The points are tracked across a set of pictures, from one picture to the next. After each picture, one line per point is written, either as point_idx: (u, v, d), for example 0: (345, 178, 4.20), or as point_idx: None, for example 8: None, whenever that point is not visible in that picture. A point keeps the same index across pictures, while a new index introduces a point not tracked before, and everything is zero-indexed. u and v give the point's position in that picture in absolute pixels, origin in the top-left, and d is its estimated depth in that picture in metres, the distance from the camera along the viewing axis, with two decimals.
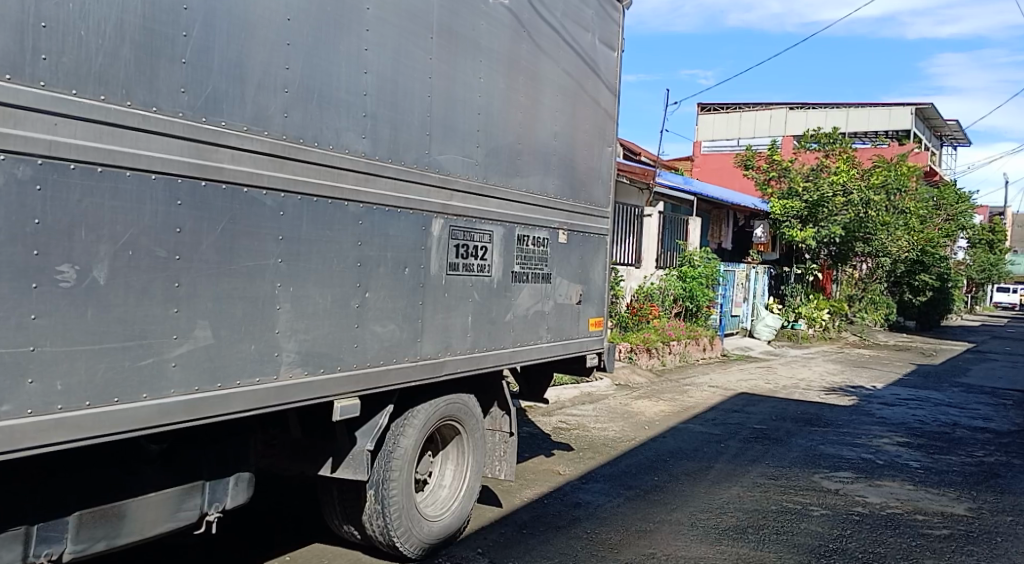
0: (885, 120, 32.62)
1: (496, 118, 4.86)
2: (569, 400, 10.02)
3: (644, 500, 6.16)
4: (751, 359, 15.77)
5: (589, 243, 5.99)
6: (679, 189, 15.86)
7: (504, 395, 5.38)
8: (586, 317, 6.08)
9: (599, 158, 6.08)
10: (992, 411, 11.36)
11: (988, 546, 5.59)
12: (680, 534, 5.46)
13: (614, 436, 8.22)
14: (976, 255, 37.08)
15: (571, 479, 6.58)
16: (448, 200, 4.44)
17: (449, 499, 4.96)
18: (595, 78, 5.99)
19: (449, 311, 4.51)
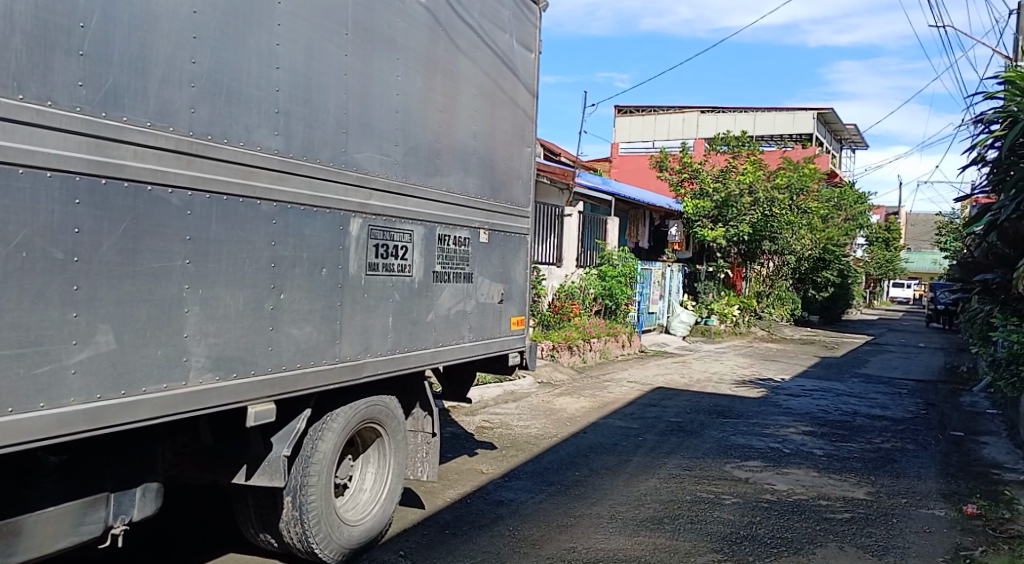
0: (790, 123, 33.76)
1: (414, 116, 4.80)
2: (492, 399, 10.00)
3: (564, 495, 6.20)
4: (668, 354, 16.10)
5: (510, 243, 5.99)
6: (598, 190, 16.07)
7: (426, 396, 5.32)
8: (508, 315, 6.08)
9: (518, 159, 6.09)
10: (889, 400, 11.91)
11: (885, 528, 5.83)
12: (600, 527, 5.51)
13: (536, 433, 8.24)
14: (874, 253, 38.82)
15: (494, 478, 6.57)
16: (366, 200, 4.36)
17: (369, 502, 4.89)
18: (513, 78, 5.98)
19: (368, 312, 4.43)
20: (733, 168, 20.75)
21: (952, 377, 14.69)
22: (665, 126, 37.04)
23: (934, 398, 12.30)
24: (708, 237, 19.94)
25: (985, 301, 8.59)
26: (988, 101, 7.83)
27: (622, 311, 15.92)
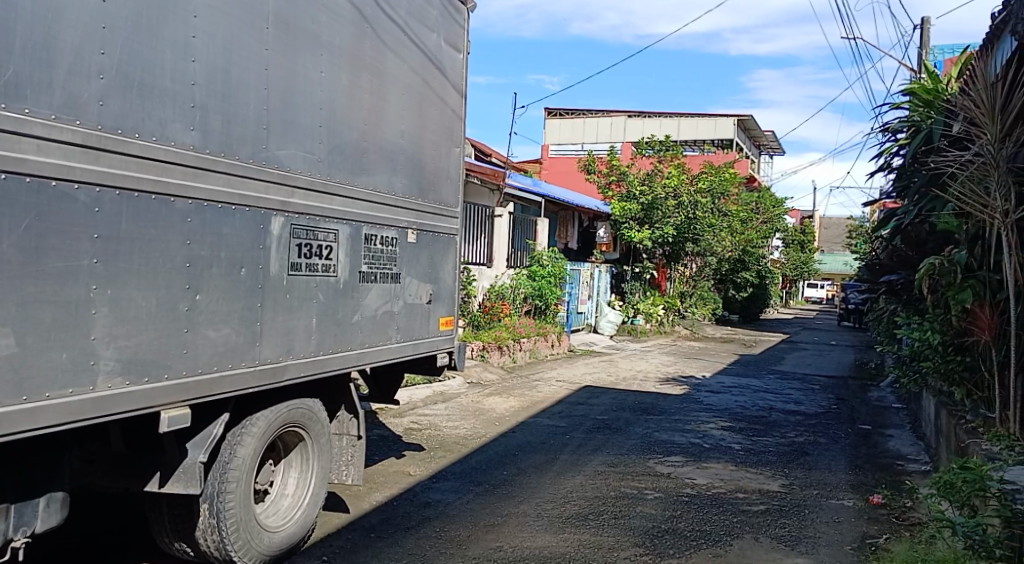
0: (711, 129, 34.51)
1: (339, 114, 4.71)
2: (421, 400, 9.92)
3: (491, 494, 6.19)
4: (595, 353, 16.27)
5: (439, 243, 5.94)
6: (529, 191, 16.13)
7: (352, 398, 5.24)
8: (436, 316, 6.03)
9: (447, 159, 6.04)
10: (802, 395, 12.31)
11: (798, 518, 6.01)
12: (526, 525, 5.52)
13: (465, 434, 8.21)
14: (789, 255, 40.15)
15: (422, 479, 6.52)
16: (289, 198, 4.26)
17: (292, 508, 4.77)
18: (441, 78, 5.94)
19: (291, 313, 4.33)
20: (658, 172, 21.12)
21: (860, 373, 15.29)
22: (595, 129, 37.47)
23: (844, 393, 12.78)
24: (635, 239, 20.27)
25: (892, 300, 8.99)
26: (894, 110, 8.17)
27: (552, 310, 16.03)
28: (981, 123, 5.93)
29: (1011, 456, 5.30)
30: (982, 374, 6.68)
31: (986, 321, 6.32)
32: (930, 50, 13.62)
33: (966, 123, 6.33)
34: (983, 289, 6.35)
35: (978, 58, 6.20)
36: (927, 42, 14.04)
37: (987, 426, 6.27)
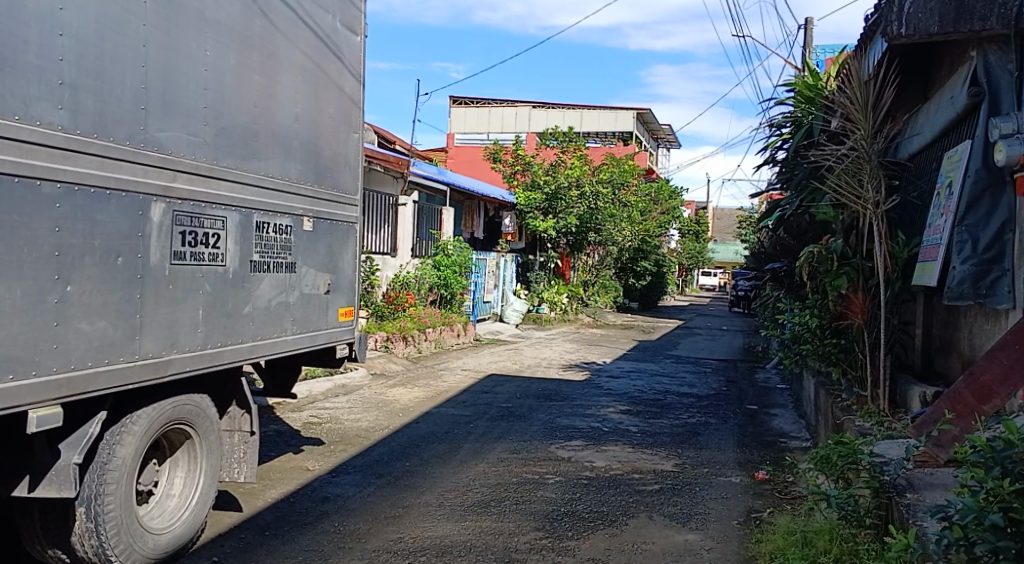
0: (612, 121, 35.34)
1: (227, 96, 4.62)
2: (321, 393, 9.83)
3: (393, 486, 6.18)
4: (500, 342, 16.46)
5: (337, 232, 5.89)
6: (432, 179, 16.06)
7: (244, 393, 5.17)
8: (335, 307, 5.98)
9: (345, 144, 5.94)
10: (696, 378, 12.90)
11: (690, 496, 6.38)
12: (428, 515, 5.55)
13: (367, 426, 8.18)
14: (684, 246, 41.60)
15: (320, 474, 6.44)
16: (170, 182, 4.20)
17: (178, 508, 4.68)
18: (340, 62, 5.82)
19: (174, 305, 4.27)
20: (561, 163, 21.40)
21: (749, 356, 16.12)
22: (498, 119, 37.71)
23: (734, 375, 13.43)
24: (540, 228, 20.59)
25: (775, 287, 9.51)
26: (780, 106, 8.64)
27: (457, 300, 16.15)
28: (855, 119, 6.42)
29: (882, 430, 5.72)
30: (857, 355, 7.11)
31: (859, 306, 6.80)
32: (813, 49, 14.36)
33: (843, 118, 6.75)
34: (857, 275, 6.82)
35: (854, 58, 6.64)
36: (811, 42, 14.81)
37: (861, 404, 6.73)
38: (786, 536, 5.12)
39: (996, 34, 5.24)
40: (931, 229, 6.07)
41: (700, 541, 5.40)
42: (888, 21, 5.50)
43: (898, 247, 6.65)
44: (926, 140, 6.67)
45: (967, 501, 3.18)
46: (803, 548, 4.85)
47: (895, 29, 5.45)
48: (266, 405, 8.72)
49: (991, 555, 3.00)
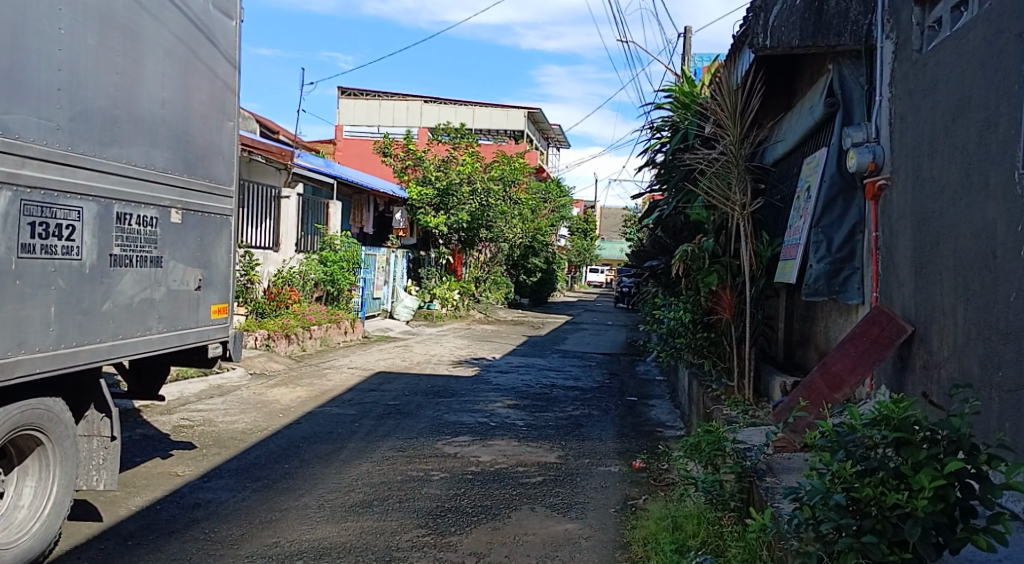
0: (504, 118, 35.65)
1: (84, 77, 4.43)
2: (194, 395, 9.49)
3: (270, 489, 6.08)
4: (388, 339, 16.35)
5: (210, 225, 5.74)
6: (318, 172, 15.82)
7: (102, 396, 4.98)
8: (207, 303, 5.82)
9: (217, 132, 5.78)
10: (582, 371, 13.24)
11: (571, 486, 6.56)
12: (306, 517, 5.49)
13: (244, 428, 7.99)
14: (573, 243, 42.43)
15: (191, 479, 6.26)
16: (18, 169, 4.00)
17: (28, 520, 4.43)
18: (212, 46, 5.65)
19: (22, 302, 4.07)
20: (453, 159, 21.32)
21: (633, 350, 16.65)
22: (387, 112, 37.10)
23: (616, 368, 13.87)
24: (431, 224, 20.54)
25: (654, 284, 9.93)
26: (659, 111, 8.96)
27: (344, 296, 16.03)
28: (724, 125, 6.78)
29: (746, 417, 6.05)
30: (726, 347, 7.49)
31: (726, 301, 7.23)
32: (691, 57, 14.94)
33: (713, 123, 7.07)
34: (727, 272, 7.22)
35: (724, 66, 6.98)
36: (689, 49, 15.37)
37: (729, 394, 7.09)
38: (658, 522, 5.36)
39: (849, 49, 5.64)
40: (792, 229, 6.43)
41: (579, 530, 5.56)
42: (755, 33, 5.87)
43: (762, 245, 7.07)
44: (788, 146, 7.07)
45: (814, 481, 3.34)
46: (673, 533, 5.08)
47: (761, 41, 5.83)
48: (133, 408, 8.35)
49: (834, 532, 3.19)
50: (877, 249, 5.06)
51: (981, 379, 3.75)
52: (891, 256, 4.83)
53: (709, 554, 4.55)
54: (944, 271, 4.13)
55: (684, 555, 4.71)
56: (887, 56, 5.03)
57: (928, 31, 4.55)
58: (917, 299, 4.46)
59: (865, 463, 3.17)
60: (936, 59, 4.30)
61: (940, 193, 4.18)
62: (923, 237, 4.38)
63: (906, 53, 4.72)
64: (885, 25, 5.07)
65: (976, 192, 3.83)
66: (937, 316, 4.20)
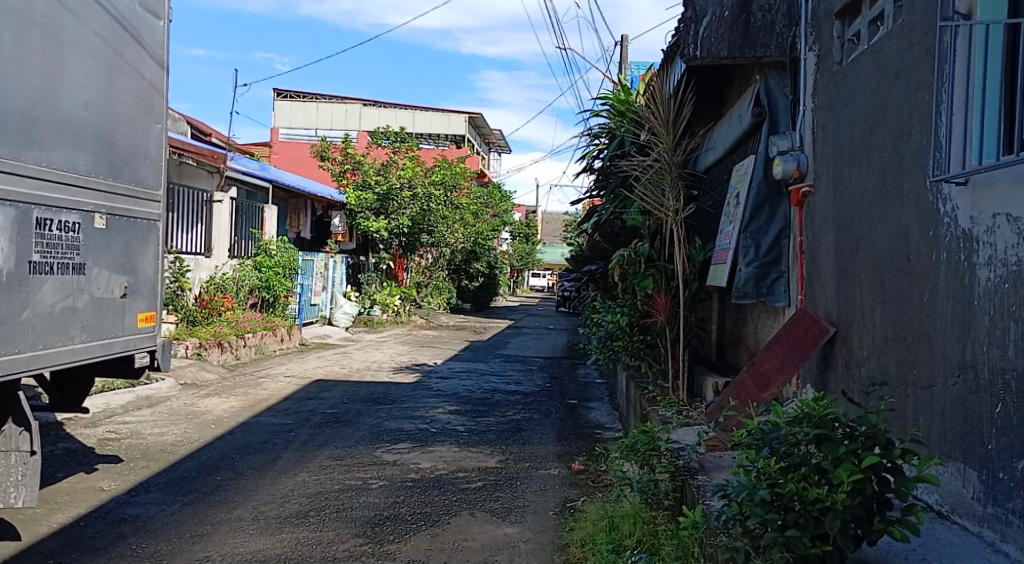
0: (444, 123, 35.62)
1: (1, 78, 4.31)
2: (121, 406, 9.24)
3: (201, 502, 5.97)
4: (327, 346, 16.16)
5: (136, 230, 5.63)
6: (253, 175, 15.57)
7: (21, 410, 4.85)
8: (134, 311, 5.70)
9: (144, 135, 5.67)
10: (524, 375, 13.30)
11: (511, 490, 6.60)
12: (239, 530, 5.42)
13: (173, 440, 7.81)
14: (515, 247, 42.59)
15: (117, 494, 6.11)
16: None
17: None
18: (137, 46, 5.54)
19: None
20: (393, 164, 21.23)
21: (574, 354, 16.79)
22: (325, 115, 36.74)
23: (558, 371, 13.97)
24: (372, 228, 20.33)
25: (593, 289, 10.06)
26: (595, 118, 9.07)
27: (281, 303, 15.73)
28: (657, 133, 6.91)
29: (680, 418, 6.17)
30: (661, 349, 7.62)
31: (661, 304, 7.28)
32: (628, 65, 15.16)
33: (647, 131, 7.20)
34: (662, 277, 7.32)
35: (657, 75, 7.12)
36: (626, 58, 15.60)
37: (664, 395, 7.20)
38: (596, 522, 5.43)
39: (774, 60, 5.83)
40: (723, 234, 6.60)
41: (518, 533, 5.60)
42: (685, 42, 5.97)
43: (695, 250, 7.25)
44: (719, 153, 7.25)
45: (742, 478, 3.43)
46: (610, 533, 5.15)
47: (692, 51, 5.96)
48: (55, 421, 8.10)
49: (760, 527, 3.28)
50: (802, 253, 5.22)
51: (897, 377, 3.91)
52: (815, 260, 5.00)
53: (645, 554, 4.63)
54: (863, 274, 4.29)
55: (621, 554, 4.78)
56: (810, 68, 5.20)
57: (847, 44, 4.73)
58: (838, 301, 4.62)
59: (789, 459, 3.26)
60: (854, 71, 4.47)
61: (859, 199, 4.34)
62: (844, 241, 4.54)
63: (827, 64, 4.88)
64: (808, 38, 5.25)
65: (892, 199, 3.99)
66: (857, 317, 4.35)
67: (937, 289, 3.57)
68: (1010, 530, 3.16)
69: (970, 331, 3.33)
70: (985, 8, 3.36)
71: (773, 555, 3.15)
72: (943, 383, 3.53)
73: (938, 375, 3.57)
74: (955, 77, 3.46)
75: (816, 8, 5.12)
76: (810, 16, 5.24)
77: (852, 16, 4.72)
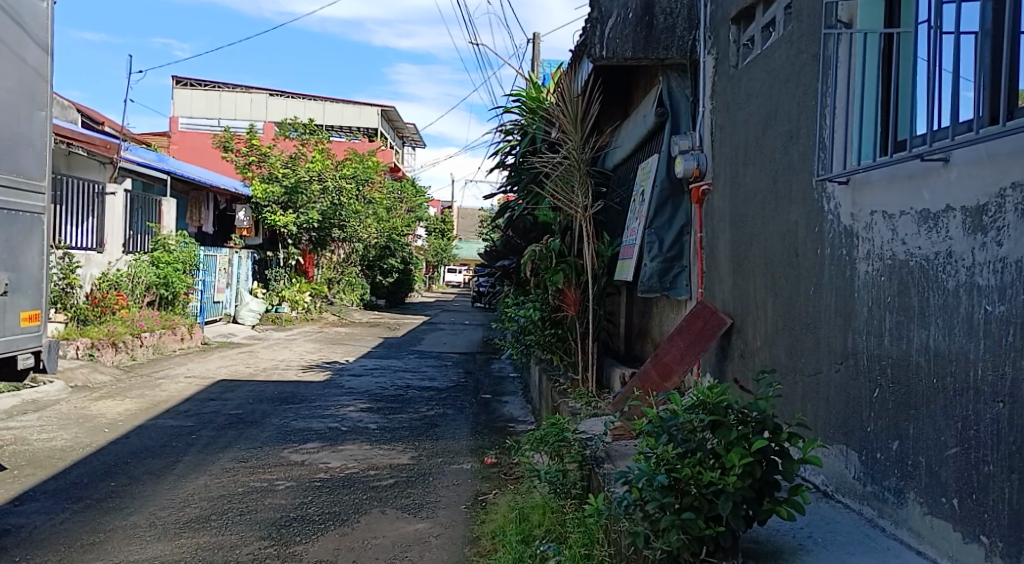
0: (355, 116, 35.19)
1: None
2: (5, 412, 8.81)
3: (94, 509, 5.77)
4: (233, 344, 15.76)
5: (17, 223, 5.39)
6: (149, 166, 15.04)
7: None
8: (17, 309, 5.46)
9: (27, 123, 5.42)
10: (438, 371, 13.29)
11: (423, 486, 6.61)
12: (136, 537, 5.26)
13: (63, 445, 7.50)
14: (431, 242, 42.43)
15: (1, 504, 5.84)
16: None
17: None
18: (19, 29, 5.28)
19: None
20: (302, 156, 20.99)
21: (488, 349, 16.86)
22: (228, 105, 35.75)
23: (473, 367, 14.01)
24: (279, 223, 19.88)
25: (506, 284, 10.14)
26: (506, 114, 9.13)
27: (180, 301, 15.31)
28: (566, 131, 7.02)
29: (589, 409, 6.30)
30: (571, 342, 7.74)
31: (571, 298, 7.35)
32: (541, 64, 15.33)
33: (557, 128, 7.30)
34: (572, 272, 7.43)
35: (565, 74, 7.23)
36: (538, 56, 15.75)
37: (575, 387, 7.32)
38: (507, 515, 5.50)
39: (676, 62, 6.03)
40: (629, 230, 6.76)
41: (429, 529, 5.61)
42: (591, 42, 6.02)
43: (603, 246, 7.41)
44: (626, 151, 7.42)
45: (642, 465, 3.53)
46: (520, 523, 5.23)
47: (598, 52, 6.00)
48: None
49: (659, 511, 3.38)
50: (702, 248, 5.40)
51: (786, 365, 4.10)
52: (714, 255, 5.18)
53: (554, 542, 4.72)
54: (756, 268, 4.48)
55: (530, 544, 4.85)
56: (708, 70, 5.39)
57: (743, 48, 4.91)
58: (735, 294, 4.80)
59: (686, 444, 3.39)
60: (748, 75, 4.65)
61: (753, 197, 4.53)
62: (739, 236, 4.73)
63: (724, 67, 5.07)
64: (706, 42, 5.44)
65: (782, 197, 4.17)
66: (752, 309, 4.53)
67: (822, 282, 3.76)
68: (886, 506, 3.36)
69: (851, 321, 3.52)
70: (863, 18, 3.58)
71: (670, 538, 3.25)
72: (828, 370, 3.72)
73: (824, 363, 3.75)
74: (837, 84, 3.66)
75: (713, 14, 5.32)
76: (709, 21, 5.42)
77: (747, 22, 4.91)
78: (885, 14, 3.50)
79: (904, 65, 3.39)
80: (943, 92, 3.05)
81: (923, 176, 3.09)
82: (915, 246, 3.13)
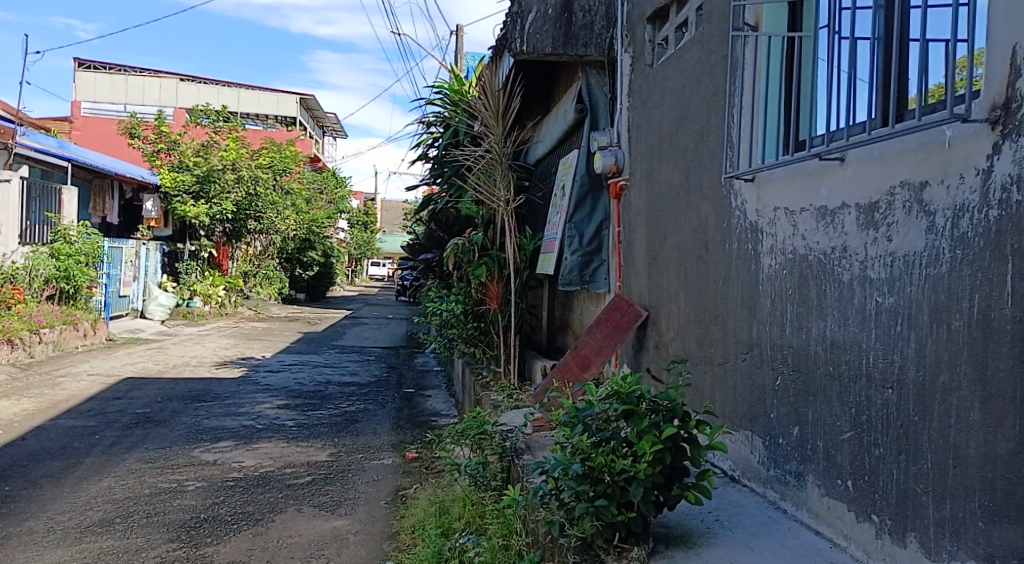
0: (273, 105, 34.44)
1: None
2: None
3: None
4: (141, 340, 15.21)
5: None
6: (48, 153, 14.52)
7: None
8: None
9: None
10: (358, 366, 13.12)
11: (341, 483, 6.52)
12: (33, 543, 5.04)
13: None
14: (352, 235, 41.87)
15: None
16: None
17: None
18: None
19: None
20: (213, 143, 20.39)
21: (411, 342, 16.75)
22: (134, 90, 34.40)
23: (395, 361, 13.88)
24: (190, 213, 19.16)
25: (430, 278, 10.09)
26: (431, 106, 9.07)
27: (83, 295, 14.60)
28: (486, 124, 7.00)
29: (510, 401, 6.32)
30: (492, 335, 7.74)
31: (494, 292, 7.40)
32: (463, 55, 15.30)
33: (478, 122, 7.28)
34: (494, 265, 7.45)
35: (487, 68, 7.24)
36: (461, 47, 15.70)
37: (497, 379, 7.35)
38: (427, 509, 5.48)
39: (594, 60, 6.10)
40: (550, 224, 6.81)
41: (347, 525, 5.55)
42: (511, 36, 5.99)
43: (524, 240, 7.45)
44: (546, 146, 7.47)
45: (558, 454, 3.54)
46: (440, 517, 5.22)
47: (518, 46, 6.00)
48: None
49: (573, 499, 3.41)
50: (619, 243, 5.48)
51: (697, 355, 4.20)
52: (630, 249, 5.27)
53: (473, 534, 4.74)
54: (669, 261, 4.57)
55: (449, 537, 4.85)
56: (625, 69, 5.46)
57: (657, 48, 5.00)
58: (649, 287, 4.89)
59: (601, 433, 3.42)
60: (662, 74, 4.74)
61: (666, 193, 4.62)
62: (653, 231, 4.82)
63: (639, 66, 5.15)
64: (622, 40, 5.51)
65: (693, 193, 4.27)
66: (665, 301, 4.62)
67: (729, 276, 3.86)
68: (787, 489, 3.48)
69: (756, 313, 3.63)
70: (768, 21, 3.69)
71: (583, 525, 3.29)
72: (735, 359, 3.83)
73: (731, 353, 3.86)
74: (744, 85, 3.77)
75: (630, 12, 5.39)
76: (625, 19, 5.49)
77: (662, 22, 5.01)
78: (788, 17, 3.63)
79: (805, 67, 3.51)
80: (840, 93, 3.17)
81: (821, 174, 3.21)
82: (814, 241, 3.24)
